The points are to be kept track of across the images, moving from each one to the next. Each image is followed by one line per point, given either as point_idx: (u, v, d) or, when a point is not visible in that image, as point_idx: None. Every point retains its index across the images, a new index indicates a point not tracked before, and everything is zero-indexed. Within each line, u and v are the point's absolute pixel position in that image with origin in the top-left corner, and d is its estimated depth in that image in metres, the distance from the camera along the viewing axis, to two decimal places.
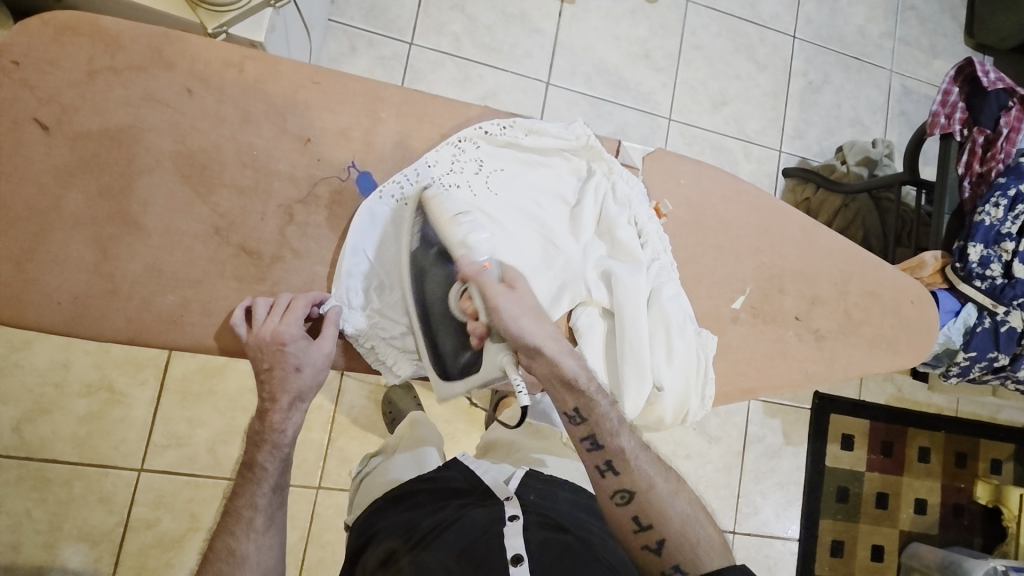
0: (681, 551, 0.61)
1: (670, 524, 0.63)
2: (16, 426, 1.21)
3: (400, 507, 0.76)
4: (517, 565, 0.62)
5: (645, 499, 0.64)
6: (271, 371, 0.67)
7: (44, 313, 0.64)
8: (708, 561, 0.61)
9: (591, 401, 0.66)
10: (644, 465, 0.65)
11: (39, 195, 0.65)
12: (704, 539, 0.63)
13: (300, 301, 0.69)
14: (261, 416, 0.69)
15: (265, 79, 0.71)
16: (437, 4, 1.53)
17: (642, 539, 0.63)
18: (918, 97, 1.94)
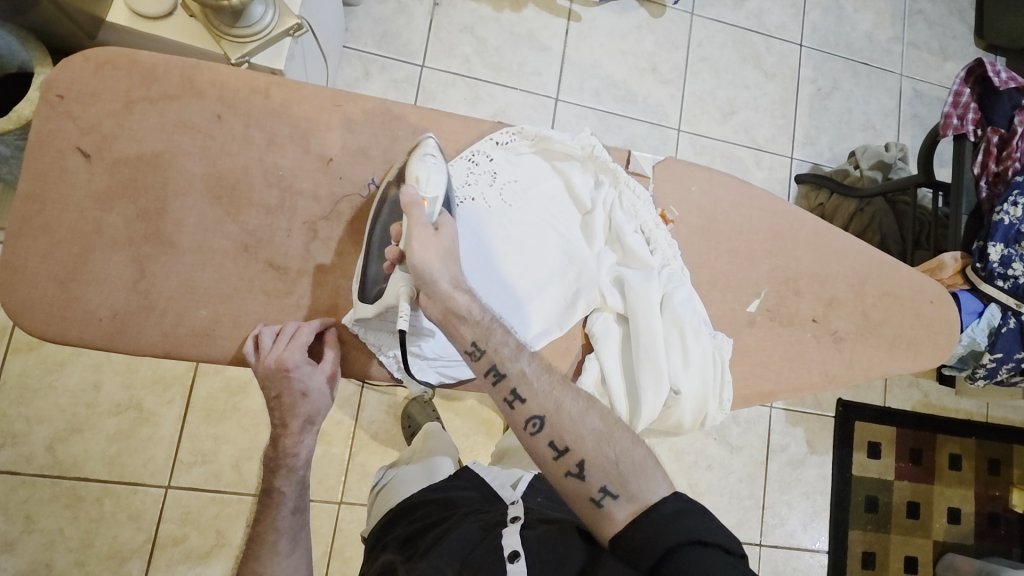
0: (609, 472, 0.61)
1: (587, 443, 0.63)
2: (50, 445, 1.25)
3: (408, 519, 0.78)
4: (513, 561, 0.61)
5: (558, 423, 0.64)
6: (279, 397, 0.70)
7: (86, 329, 0.68)
8: (638, 482, 0.60)
9: (486, 332, 0.66)
10: (547, 387, 0.66)
11: (81, 218, 0.68)
12: (629, 454, 0.62)
13: (300, 329, 0.71)
14: (273, 441, 0.72)
15: (289, 103, 0.75)
16: (448, 27, 1.58)
17: (562, 466, 0.62)
18: (930, 100, 1.94)
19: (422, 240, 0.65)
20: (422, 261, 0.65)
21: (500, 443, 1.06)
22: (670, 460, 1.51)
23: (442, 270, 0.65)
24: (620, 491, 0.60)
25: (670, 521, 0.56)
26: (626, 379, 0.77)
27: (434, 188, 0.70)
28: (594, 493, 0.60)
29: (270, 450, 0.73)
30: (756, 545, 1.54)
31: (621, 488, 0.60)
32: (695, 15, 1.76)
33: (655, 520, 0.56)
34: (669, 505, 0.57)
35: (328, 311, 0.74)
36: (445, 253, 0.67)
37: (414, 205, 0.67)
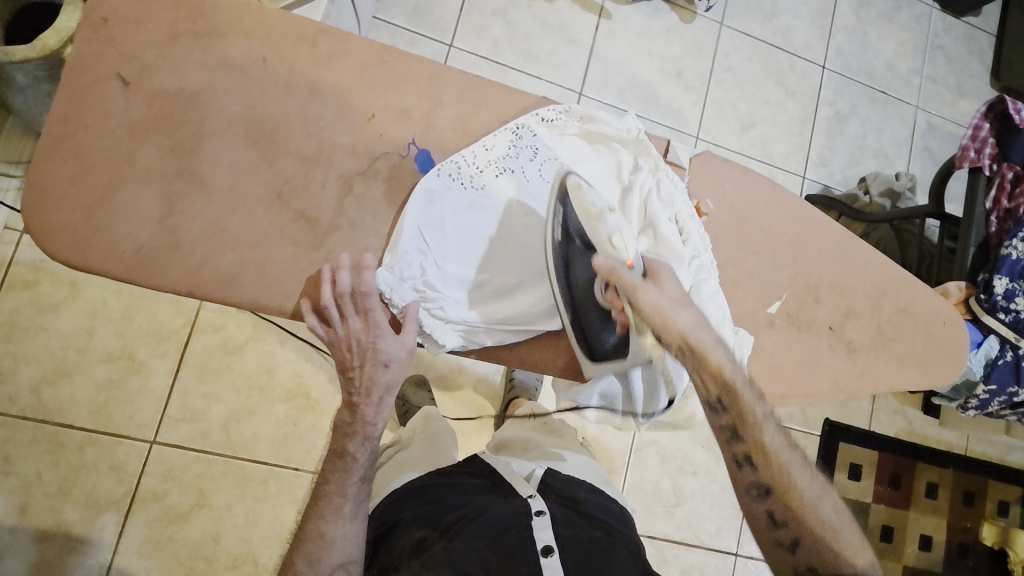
0: (807, 536, 0.66)
1: (796, 505, 0.67)
2: (36, 387, 1.22)
3: (420, 500, 0.77)
4: (547, 556, 0.66)
5: (774, 482, 0.68)
6: (363, 365, 0.69)
7: (107, 260, 0.66)
8: (828, 553, 0.65)
9: (764, 423, 0.70)
10: (815, 504, 0.68)
11: (114, 146, 0.67)
12: (831, 528, 0.67)
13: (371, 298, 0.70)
14: (351, 409, 0.72)
15: (335, 55, 0.74)
16: (480, 9, 1.57)
17: (761, 513, 0.69)
18: (942, 135, 1.97)
19: (658, 298, 0.70)
20: (669, 320, 0.69)
21: (498, 434, 1.04)
22: (656, 463, 1.50)
23: (687, 321, 0.70)
24: (811, 554, 0.66)
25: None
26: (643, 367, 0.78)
27: (626, 247, 0.72)
28: (784, 544, 0.67)
29: (346, 416, 0.72)
30: (732, 555, 1.54)
31: (809, 549, 0.66)
32: (723, 25, 1.76)
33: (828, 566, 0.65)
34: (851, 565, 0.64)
35: (356, 268, 0.73)
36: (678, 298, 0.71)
37: (623, 272, 0.69)
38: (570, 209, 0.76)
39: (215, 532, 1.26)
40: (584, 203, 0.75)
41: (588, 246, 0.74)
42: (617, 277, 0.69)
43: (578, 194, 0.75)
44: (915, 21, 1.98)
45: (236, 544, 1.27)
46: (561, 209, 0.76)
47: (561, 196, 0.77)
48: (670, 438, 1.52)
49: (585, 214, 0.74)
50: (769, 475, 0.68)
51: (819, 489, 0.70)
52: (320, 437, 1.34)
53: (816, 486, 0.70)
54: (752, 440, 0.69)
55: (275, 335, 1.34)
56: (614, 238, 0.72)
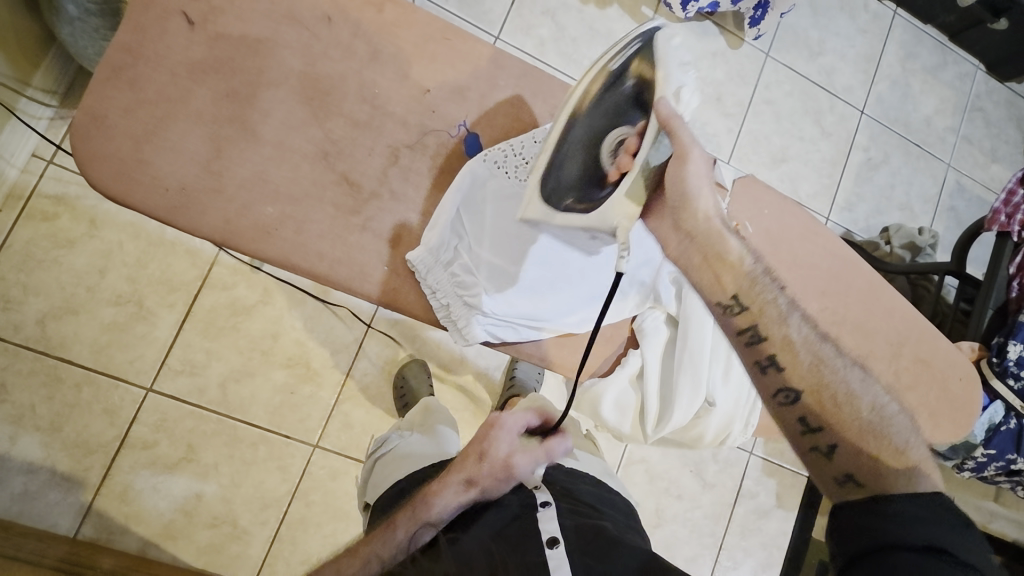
0: (866, 466, 0.56)
1: (850, 429, 0.59)
2: (41, 320, 1.20)
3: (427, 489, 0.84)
4: (552, 547, 0.66)
5: (822, 399, 0.60)
6: (469, 486, 0.74)
7: (148, 196, 0.65)
8: (891, 483, 0.54)
9: (812, 343, 0.62)
10: (866, 399, 0.60)
11: (170, 84, 0.67)
12: (903, 461, 0.55)
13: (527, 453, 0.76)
14: (426, 495, 0.75)
15: (400, 25, 0.75)
16: (531, 5, 1.55)
17: (811, 443, 0.60)
18: (969, 196, 1.97)
19: (696, 166, 0.61)
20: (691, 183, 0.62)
21: None
22: (642, 481, 1.49)
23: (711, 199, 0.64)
24: (869, 485, 0.55)
25: (911, 521, 0.50)
26: (662, 381, 0.84)
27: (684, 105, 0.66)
28: (837, 475, 0.58)
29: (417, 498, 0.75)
30: None
31: (869, 480, 0.55)
32: (770, 56, 1.76)
33: (888, 505, 0.51)
34: (923, 500, 0.51)
35: (390, 240, 0.74)
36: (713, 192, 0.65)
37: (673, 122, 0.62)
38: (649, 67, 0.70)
39: (198, 489, 1.26)
40: (660, 53, 0.69)
41: (635, 98, 0.70)
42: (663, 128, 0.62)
43: (657, 44, 0.70)
44: (959, 80, 1.98)
45: (217, 503, 1.26)
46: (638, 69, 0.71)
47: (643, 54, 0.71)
48: (660, 459, 1.50)
49: (659, 66, 0.68)
50: (814, 394, 0.60)
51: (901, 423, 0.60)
52: (314, 408, 1.33)
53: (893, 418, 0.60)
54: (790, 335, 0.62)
55: (284, 301, 1.33)
56: (679, 95, 0.66)
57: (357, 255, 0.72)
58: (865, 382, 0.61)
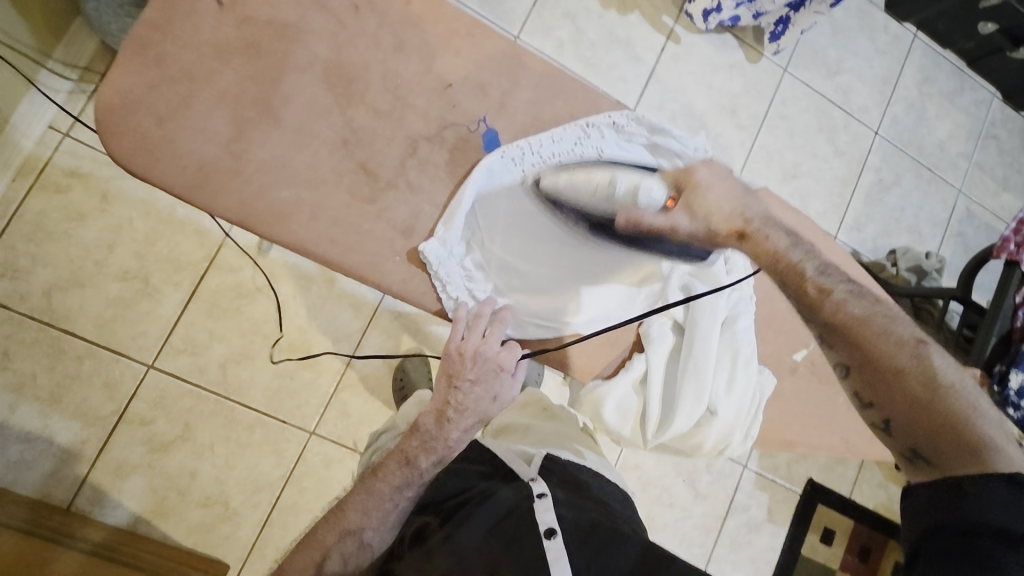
0: (927, 438, 0.63)
1: (909, 404, 0.64)
2: (48, 290, 1.20)
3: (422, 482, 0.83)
4: (550, 537, 0.68)
5: (871, 378, 0.66)
6: (474, 384, 0.72)
7: (167, 173, 0.66)
8: (960, 460, 0.60)
9: (870, 311, 0.67)
10: (941, 367, 0.63)
11: (196, 63, 0.67)
12: (965, 427, 0.61)
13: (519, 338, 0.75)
14: (438, 417, 0.72)
15: (426, 18, 0.75)
16: (552, 7, 1.55)
17: (873, 417, 0.68)
18: (978, 224, 1.97)
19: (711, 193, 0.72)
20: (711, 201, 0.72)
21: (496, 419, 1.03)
22: (634, 487, 1.49)
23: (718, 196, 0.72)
24: (934, 459, 0.63)
25: (989, 508, 0.56)
26: (664, 387, 0.84)
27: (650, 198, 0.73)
28: (903, 447, 0.65)
29: (431, 423, 0.72)
30: None
31: (935, 453, 0.62)
32: (787, 71, 1.76)
33: (971, 496, 0.58)
34: (1002, 483, 0.57)
35: (403, 231, 0.74)
36: (729, 196, 0.73)
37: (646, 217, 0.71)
38: (568, 204, 0.77)
39: (193, 468, 1.26)
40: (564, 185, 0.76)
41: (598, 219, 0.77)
42: (647, 223, 0.71)
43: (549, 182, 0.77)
44: (974, 107, 1.98)
45: (211, 484, 1.27)
46: (561, 209, 0.78)
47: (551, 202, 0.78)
48: (654, 466, 1.50)
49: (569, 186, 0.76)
50: (862, 372, 0.66)
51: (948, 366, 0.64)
52: (313, 395, 1.34)
53: (939, 362, 0.64)
54: (831, 317, 0.67)
55: (290, 286, 1.34)
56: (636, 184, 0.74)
57: (369, 244, 0.72)
58: (906, 332, 0.66)
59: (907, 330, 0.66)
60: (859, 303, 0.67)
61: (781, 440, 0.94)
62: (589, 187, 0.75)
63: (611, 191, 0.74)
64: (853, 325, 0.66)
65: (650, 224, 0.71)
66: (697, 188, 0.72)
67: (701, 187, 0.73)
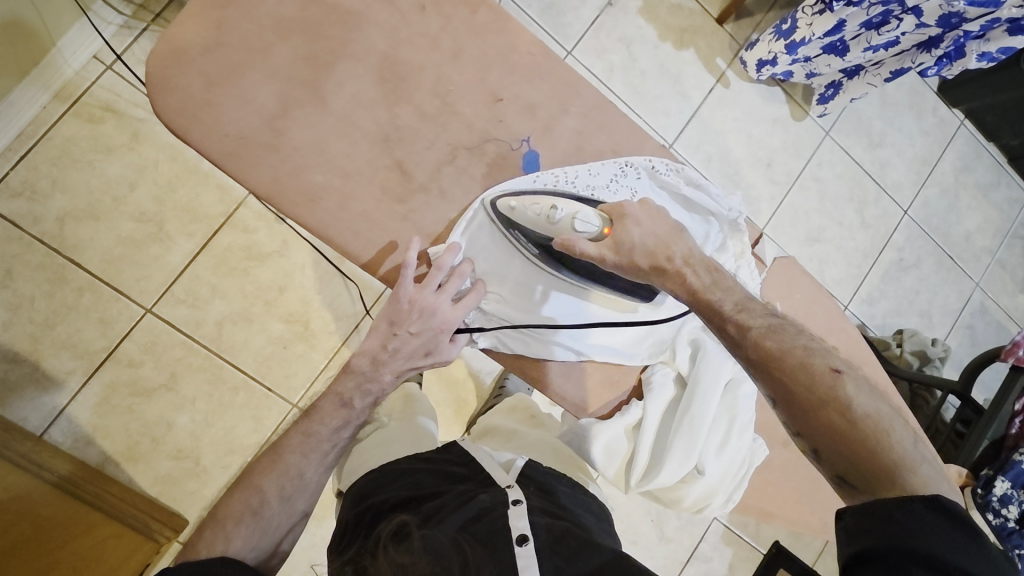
0: (852, 465, 0.59)
1: (831, 431, 0.60)
2: (62, 217, 1.20)
3: (398, 482, 0.81)
4: (522, 543, 0.67)
5: (793, 412, 0.62)
6: (413, 335, 0.73)
7: (207, 137, 0.66)
8: (885, 488, 0.56)
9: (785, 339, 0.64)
10: (860, 391, 0.61)
11: (255, 34, 0.67)
12: (882, 453, 0.58)
13: (471, 299, 0.74)
14: (373, 358, 0.74)
15: (489, 29, 0.76)
16: (610, 29, 1.55)
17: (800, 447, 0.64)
18: (990, 320, 1.96)
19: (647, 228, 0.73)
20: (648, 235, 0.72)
21: (484, 422, 1.08)
22: None
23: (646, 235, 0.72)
24: (861, 488, 0.58)
25: (924, 536, 0.52)
26: (656, 437, 0.84)
27: (584, 222, 0.71)
28: (831, 478, 0.61)
29: (365, 364, 0.75)
30: None
31: (863, 482, 0.58)
32: (829, 135, 1.75)
33: (899, 521, 0.53)
34: (923, 505, 0.53)
35: (427, 235, 0.75)
36: (652, 232, 0.73)
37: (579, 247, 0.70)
38: (520, 227, 0.75)
39: (171, 418, 1.26)
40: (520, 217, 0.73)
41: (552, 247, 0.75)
42: (578, 252, 0.70)
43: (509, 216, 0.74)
44: (1007, 204, 1.97)
45: (185, 438, 1.26)
46: (515, 231, 0.76)
47: (504, 222, 0.75)
48: (624, 502, 1.49)
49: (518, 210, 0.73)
50: (785, 407, 0.63)
51: (862, 394, 0.62)
52: (302, 368, 1.33)
53: (854, 391, 0.61)
54: (753, 354, 0.65)
55: (300, 257, 1.34)
56: (577, 211, 0.71)
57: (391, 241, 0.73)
58: (822, 360, 0.63)
59: (821, 359, 0.63)
60: (775, 335, 0.65)
61: (759, 509, 0.95)
62: (536, 210, 0.72)
63: (553, 217, 0.71)
64: (775, 361, 0.63)
65: (580, 253, 0.70)
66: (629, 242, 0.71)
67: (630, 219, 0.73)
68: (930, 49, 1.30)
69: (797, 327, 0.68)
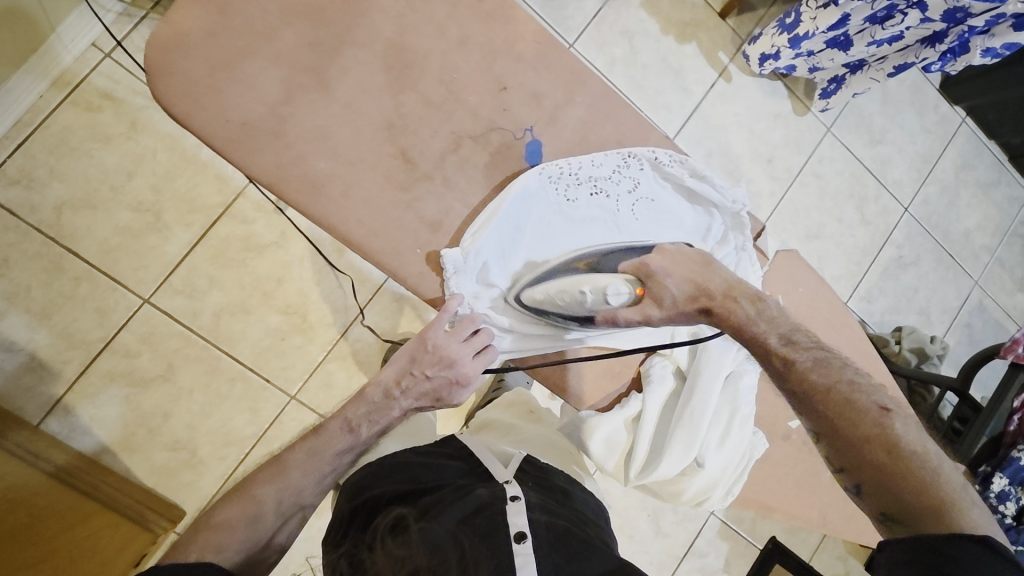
0: (896, 502, 0.58)
1: (875, 465, 0.60)
2: (58, 206, 1.19)
3: (396, 475, 0.80)
4: (519, 541, 0.66)
5: (836, 443, 0.63)
6: (427, 380, 0.75)
7: (209, 122, 0.65)
8: (929, 523, 0.55)
9: (831, 374, 0.66)
10: (909, 430, 0.62)
11: (259, 19, 0.66)
12: (930, 489, 0.57)
13: (490, 355, 0.76)
14: (386, 391, 0.76)
15: (495, 17, 0.75)
16: (613, 23, 1.53)
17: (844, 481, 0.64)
18: (987, 318, 1.97)
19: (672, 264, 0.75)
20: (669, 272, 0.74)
21: (482, 416, 1.08)
22: None
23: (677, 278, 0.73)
24: (905, 525, 0.57)
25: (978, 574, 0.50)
26: (656, 430, 0.84)
27: (616, 296, 0.71)
28: (874, 513, 0.61)
29: (377, 396, 0.76)
30: None
31: (906, 517, 0.57)
32: (830, 131, 1.75)
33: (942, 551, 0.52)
34: (972, 541, 0.52)
35: (431, 225, 0.75)
36: (687, 278, 0.74)
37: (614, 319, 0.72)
38: (553, 312, 0.75)
39: (168, 410, 1.25)
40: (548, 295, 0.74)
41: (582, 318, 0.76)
42: (622, 321, 0.72)
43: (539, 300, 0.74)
44: (1006, 202, 1.98)
45: (182, 429, 1.26)
46: (549, 315, 0.76)
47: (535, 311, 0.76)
48: (620, 498, 1.49)
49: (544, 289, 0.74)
50: (829, 439, 0.64)
51: (912, 433, 0.62)
52: (300, 360, 1.32)
53: (903, 428, 0.62)
54: (796, 386, 0.67)
55: (299, 249, 1.33)
56: (607, 285, 0.71)
57: (395, 230, 0.73)
58: (870, 398, 0.64)
59: (869, 397, 0.65)
60: (822, 369, 0.67)
61: (760, 503, 0.94)
62: (563, 295, 0.73)
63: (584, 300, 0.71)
64: (819, 392, 0.65)
65: (625, 322, 0.72)
66: (656, 277, 0.73)
67: (661, 275, 0.73)
68: (934, 44, 1.29)
69: (847, 365, 0.69)
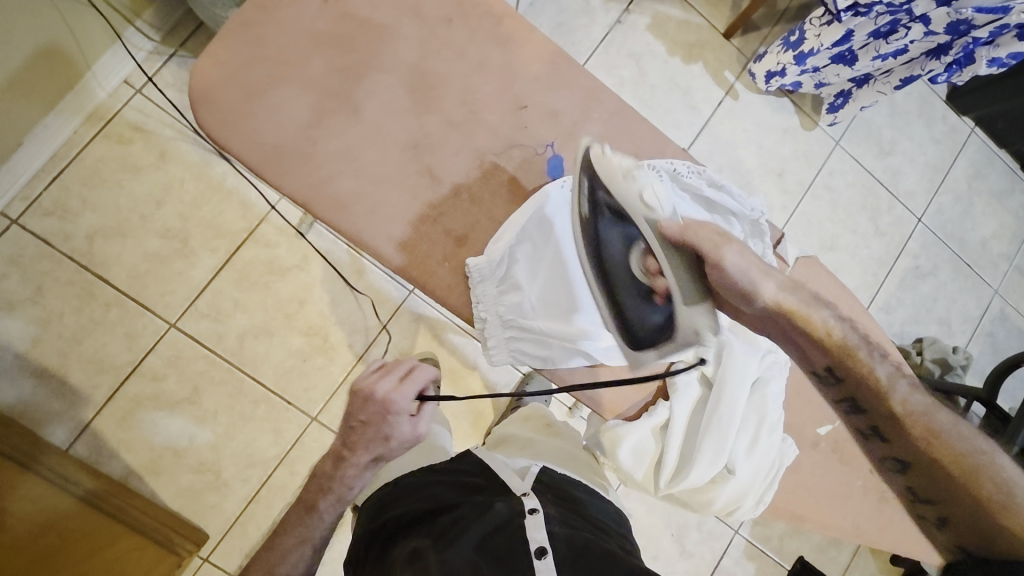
0: (937, 489, 0.58)
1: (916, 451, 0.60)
2: (90, 235, 1.24)
3: (417, 493, 0.81)
4: (540, 556, 0.67)
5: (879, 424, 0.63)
6: (365, 424, 0.79)
7: (244, 147, 0.70)
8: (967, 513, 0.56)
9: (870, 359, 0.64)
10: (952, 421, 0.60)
11: (292, 48, 0.71)
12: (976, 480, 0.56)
13: (419, 376, 0.81)
14: (336, 458, 0.80)
15: (513, 40, 0.79)
16: (620, 46, 1.58)
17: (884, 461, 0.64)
18: (1011, 327, 1.94)
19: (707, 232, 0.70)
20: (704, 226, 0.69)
21: (498, 431, 1.09)
22: None
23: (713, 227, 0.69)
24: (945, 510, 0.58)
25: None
26: (685, 438, 0.85)
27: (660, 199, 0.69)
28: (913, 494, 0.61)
29: (329, 465, 0.81)
30: None
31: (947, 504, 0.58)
32: (839, 144, 1.76)
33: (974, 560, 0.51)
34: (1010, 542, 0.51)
35: (455, 239, 0.77)
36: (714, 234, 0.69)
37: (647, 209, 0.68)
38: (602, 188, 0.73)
39: (193, 432, 1.27)
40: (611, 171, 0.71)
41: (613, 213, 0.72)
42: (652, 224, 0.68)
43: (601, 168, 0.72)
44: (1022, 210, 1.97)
45: (206, 450, 1.28)
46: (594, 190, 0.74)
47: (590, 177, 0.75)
48: (644, 515, 1.47)
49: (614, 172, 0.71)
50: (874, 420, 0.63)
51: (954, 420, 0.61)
52: (322, 381, 1.35)
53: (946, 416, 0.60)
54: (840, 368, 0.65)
55: (320, 271, 1.36)
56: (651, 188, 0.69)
57: (420, 244, 0.75)
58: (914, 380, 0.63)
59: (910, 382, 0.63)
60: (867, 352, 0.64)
61: (790, 512, 0.94)
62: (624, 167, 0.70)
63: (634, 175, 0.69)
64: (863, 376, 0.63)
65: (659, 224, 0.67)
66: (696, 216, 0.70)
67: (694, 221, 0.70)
68: (939, 56, 1.31)
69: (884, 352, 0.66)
